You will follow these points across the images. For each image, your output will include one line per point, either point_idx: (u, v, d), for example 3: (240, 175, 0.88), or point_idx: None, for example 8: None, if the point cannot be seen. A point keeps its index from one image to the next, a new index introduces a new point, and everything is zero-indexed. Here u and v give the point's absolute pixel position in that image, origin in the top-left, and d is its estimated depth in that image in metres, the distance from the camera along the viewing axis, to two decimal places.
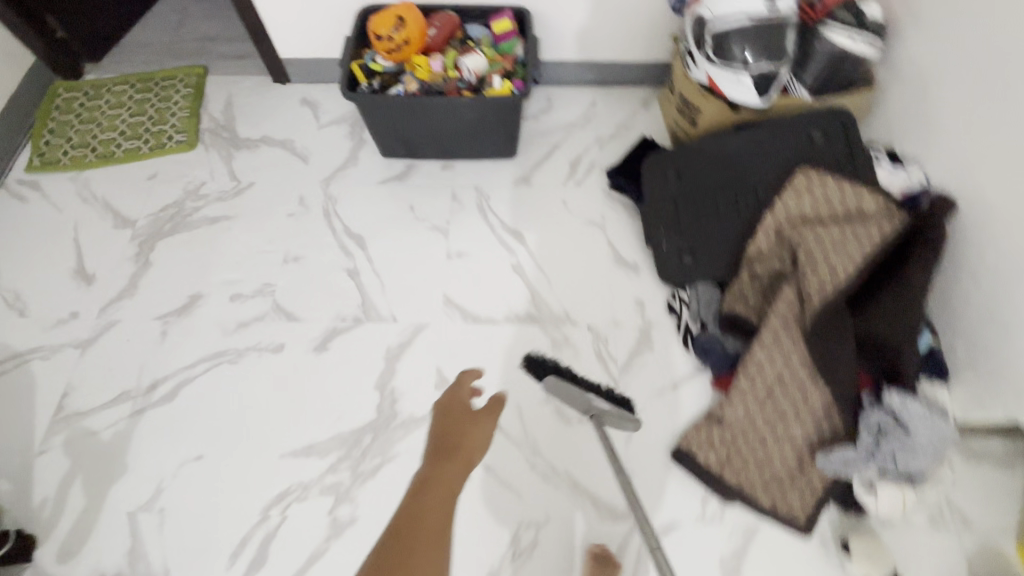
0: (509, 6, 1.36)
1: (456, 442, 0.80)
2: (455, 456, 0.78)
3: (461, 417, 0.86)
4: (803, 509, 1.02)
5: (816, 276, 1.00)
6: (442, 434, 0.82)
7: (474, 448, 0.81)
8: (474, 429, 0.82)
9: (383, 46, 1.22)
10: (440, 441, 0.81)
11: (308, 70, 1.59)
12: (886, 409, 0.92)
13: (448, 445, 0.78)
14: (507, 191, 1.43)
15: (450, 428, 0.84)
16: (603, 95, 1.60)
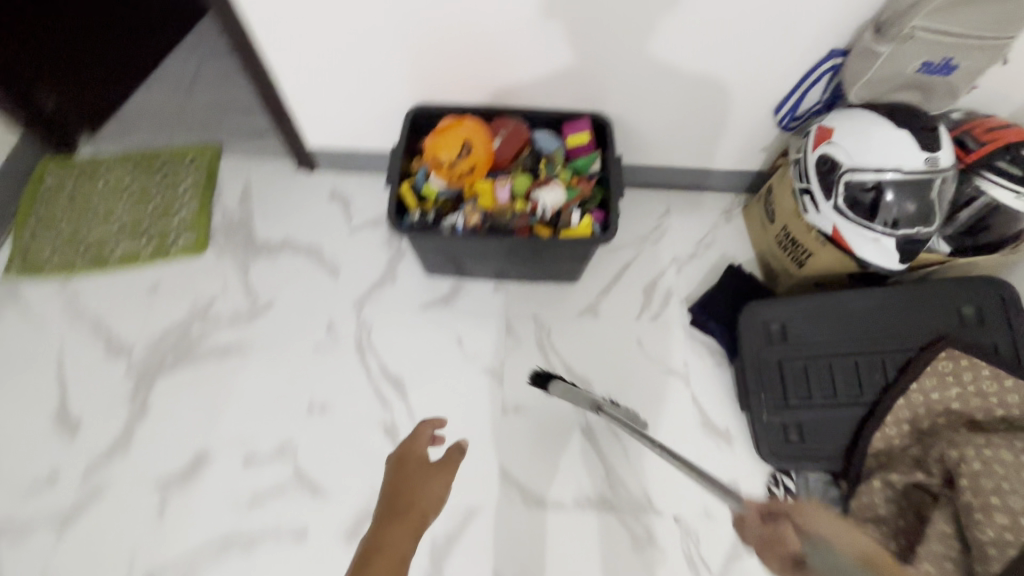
0: (586, 112, 1.14)
1: (415, 483, 0.77)
2: (415, 497, 0.74)
3: (414, 472, 0.79)
4: None
5: (994, 526, 0.80)
6: (396, 486, 0.77)
7: (425, 510, 0.73)
8: (426, 486, 0.77)
9: (443, 173, 1.01)
10: (393, 499, 0.74)
11: (341, 160, 1.37)
12: None
13: (401, 502, 0.73)
14: (570, 323, 1.23)
15: (405, 484, 0.77)
16: (679, 202, 1.38)
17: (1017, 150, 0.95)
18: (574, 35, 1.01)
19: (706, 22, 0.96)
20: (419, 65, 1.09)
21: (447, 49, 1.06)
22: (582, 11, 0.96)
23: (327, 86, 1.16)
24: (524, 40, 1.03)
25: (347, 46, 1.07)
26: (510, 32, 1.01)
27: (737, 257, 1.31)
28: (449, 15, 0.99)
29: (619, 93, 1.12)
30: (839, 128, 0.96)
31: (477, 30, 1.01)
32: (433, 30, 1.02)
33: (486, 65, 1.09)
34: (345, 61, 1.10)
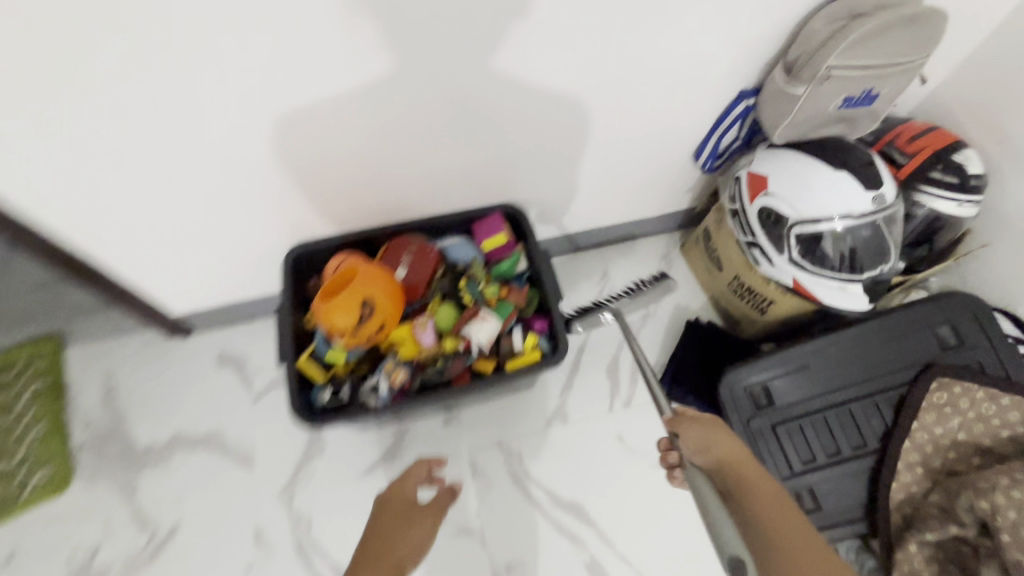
0: (495, 206, 0.98)
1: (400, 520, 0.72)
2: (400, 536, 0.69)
3: (403, 508, 0.74)
4: None
5: None
6: (374, 532, 0.70)
7: (401, 560, 0.67)
8: (406, 535, 0.70)
9: (347, 338, 0.82)
10: (364, 547, 0.68)
11: (218, 315, 1.12)
12: None
13: (382, 542, 0.68)
14: (540, 438, 1.06)
15: (383, 528, 0.70)
16: (615, 258, 1.26)
17: (945, 156, 0.90)
18: (464, 136, 0.84)
19: (611, 92, 0.83)
20: (282, 206, 0.88)
21: (314, 183, 0.85)
22: (467, 112, 0.80)
23: (173, 251, 0.91)
24: (406, 153, 0.85)
25: (183, 209, 0.83)
26: (386, 150, 0.83)
27: (691, 306, 1.20)
28: (307, 150, 0.79)
29: (528, 176, 0.97)
30: (775, 177, 0.87)
31: (345, 158, 0.82)
32: (290, 170, 0.81)
33: (365, 186, 0.89)
34: (186, 222, 0.86)
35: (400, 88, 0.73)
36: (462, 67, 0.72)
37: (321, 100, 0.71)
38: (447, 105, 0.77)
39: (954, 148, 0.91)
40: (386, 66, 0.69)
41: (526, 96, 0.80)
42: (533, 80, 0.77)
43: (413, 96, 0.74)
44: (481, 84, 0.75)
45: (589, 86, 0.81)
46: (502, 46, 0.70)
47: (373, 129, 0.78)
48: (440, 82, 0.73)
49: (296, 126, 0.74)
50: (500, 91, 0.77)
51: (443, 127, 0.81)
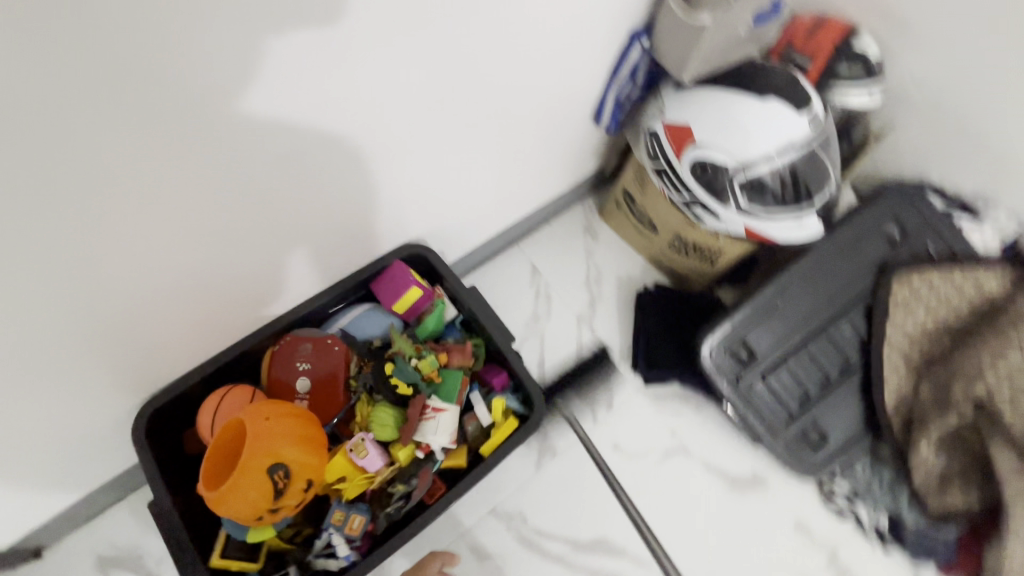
0: (392, 254, 0.78)
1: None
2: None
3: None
4: None
5: None
6: None
7: None
8: None
9: (267, 521, 0.58)
10: None
11: (72, 518, 0.80)
12: None
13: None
14: (536, 486, 0.92)
15: None
16: (539, 251, 1.10)
17: (845, 49, 0.83)
18: (332, 191, 0.61)
19: (499, 75, 0.64)
20: (101, 372, 0.59)
21: (139, 326, 0.58)
22: (326, 163, 0.57)
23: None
24: (260, 239, 0.60)
25: None
26: (230, 247, 0.58)
27: (633, 275, 1.09)
28: (110, 294, 0.52)
29: (424, 209, 0.76)
30: (699, 124, 0.76)
31: (171, 280, 0.56)
32: (84, 330, 0.53)
33: (216, 303, 0.63)
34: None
35: (221, 167, 0.48)
36: (303, 111, 0.49)
37: (98, 224, 0.45)
38: (297, 164, 0.54)
39: (850, 37, 0.84)
40: (189, 146, 0.44)
41: (400, 119, 0.58)
42: (403, 97, 0.56)
43: (244, 170, 0.50)
44: (337, 125, 0.53)
45: (473, 78, 0.61)
46: (352, 67, 0.48)
47: (199, 230, 0.53)
48: (277, 141, 0.50)
49: (72, 271, 0.47)
50: (365, 125, 0.55)
51: (299, 191, 0.58)
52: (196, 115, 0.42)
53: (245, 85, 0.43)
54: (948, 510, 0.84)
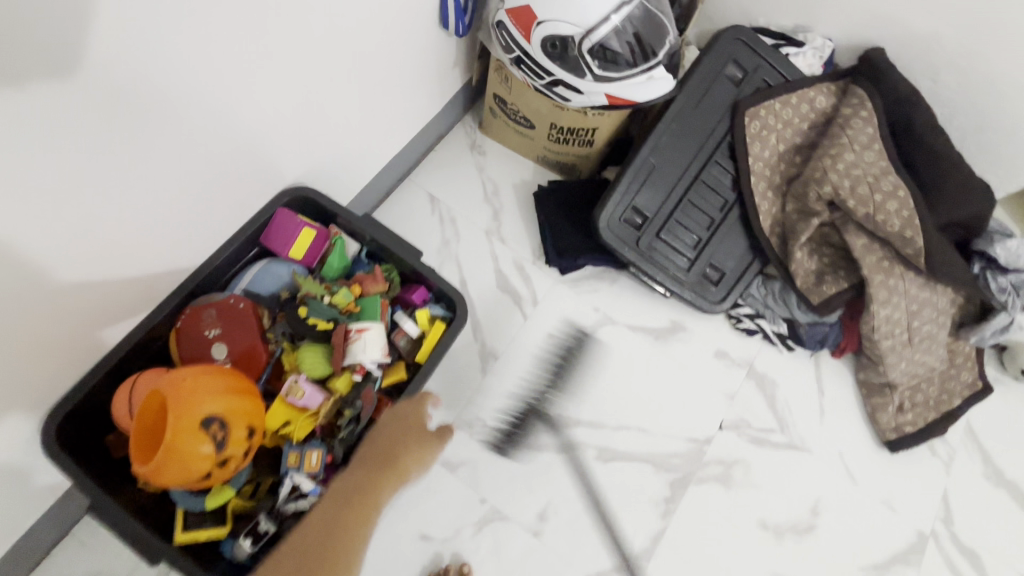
0: (274, 202, 0.75)
1: (363, 490, 0.59)
2: (356, 506, 0.58)
3: (395, 437, 0.64)
4: (977, 375, 1.03)
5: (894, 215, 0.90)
6: None
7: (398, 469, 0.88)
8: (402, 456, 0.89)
9: (218, 477, 0.58)
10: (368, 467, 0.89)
11: (16, 566, 0.75)
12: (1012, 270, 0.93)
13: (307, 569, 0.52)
14: (488, 391, 0.97)
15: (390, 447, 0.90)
16: (432, 178, 1.10)
17: None
18: (190, 146, 0.58)
19: None
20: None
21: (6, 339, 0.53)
22: (177, 106, 0.53)
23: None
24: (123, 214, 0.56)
25: None
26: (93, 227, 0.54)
27: (527, 178, 1.13)
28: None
29: (295, 149, 0.73)
30: (540, 4, 0.78)
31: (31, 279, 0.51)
32: None
33: (91, 297, 0.59)
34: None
35: (59, 127, 0.44)
36: (131, 43, 0.45)
37: None
38: (142, 119, 0.51)
39: None
40: (10, 110, 0.40)
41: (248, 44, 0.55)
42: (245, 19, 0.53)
43: (83, 131, 0.47)
44: (184, 56, 0.50)
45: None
46: None
47: (55, 208, 0.49)
48: (114, 90, 0.46)
49: None
50: (211, 56, 0.52)
51: (158, 149, 0.55)
52: (13, 74, 0.39)
53: (60, 19, 0.39)
54: (830, 299, 0.97)
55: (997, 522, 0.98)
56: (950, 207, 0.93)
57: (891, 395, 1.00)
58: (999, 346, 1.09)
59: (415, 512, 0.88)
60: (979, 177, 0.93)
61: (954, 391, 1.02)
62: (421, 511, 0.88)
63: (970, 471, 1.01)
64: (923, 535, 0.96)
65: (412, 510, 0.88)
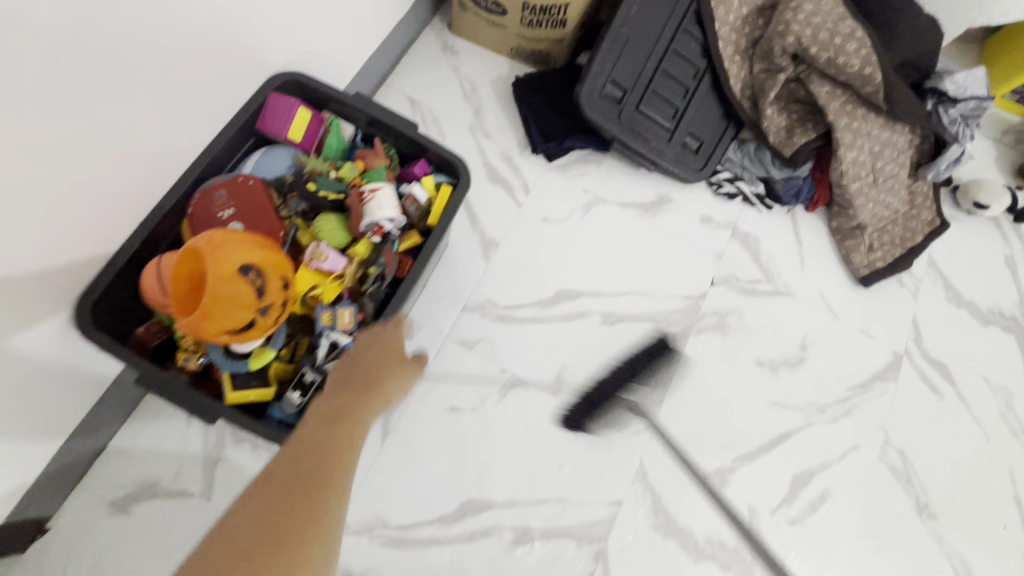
0: (266, 88, 0.76)
1: (346, 415, 0.55)
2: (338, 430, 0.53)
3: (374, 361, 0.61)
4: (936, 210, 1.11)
5: (854, 55, 0.96)
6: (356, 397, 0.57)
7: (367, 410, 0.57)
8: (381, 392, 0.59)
9: (260, 328, 0.60)
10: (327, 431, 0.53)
11: (67, 473, 0.78)
12: (962, 100, 1.02)
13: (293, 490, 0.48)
14: (492, 274, 1.01)
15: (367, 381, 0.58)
16: (409, 81, 1.11)
17: None
18: (174, 9, 0.59)
19: None
20: (22, 276, 0.56)
21: (30, 210, 0.54)
22: None
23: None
24: (124, 81, 0.58)
25: None
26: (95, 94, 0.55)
27: (503, 74, 1.14)
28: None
29: (277, 31, 0.74)
30: None
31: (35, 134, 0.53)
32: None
33: (101, 172, 0.60)
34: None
35: None
36: None
37: None
38: None
39: None
40: None
41: None
42: None
43: None
44: None
45: None
46: None
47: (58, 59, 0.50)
48: None
49: None
50: None
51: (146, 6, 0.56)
52: None
53: None
54: (800, 149, 1.04)
55: (962, 337, 1.09)
56: (903, 47, 0.99)
57: (861, 235, 1.08)
58: (952, 185, 1.18)
59: (439, 388, 0.93)
60: (926, 15, 0.99)
61: (916, 228, 1.11)
62: (444, 385, 0.94)
63: (935, 296, 1.11)
64: (897, 354, 1.06)
65: (435, 386, 0.93)
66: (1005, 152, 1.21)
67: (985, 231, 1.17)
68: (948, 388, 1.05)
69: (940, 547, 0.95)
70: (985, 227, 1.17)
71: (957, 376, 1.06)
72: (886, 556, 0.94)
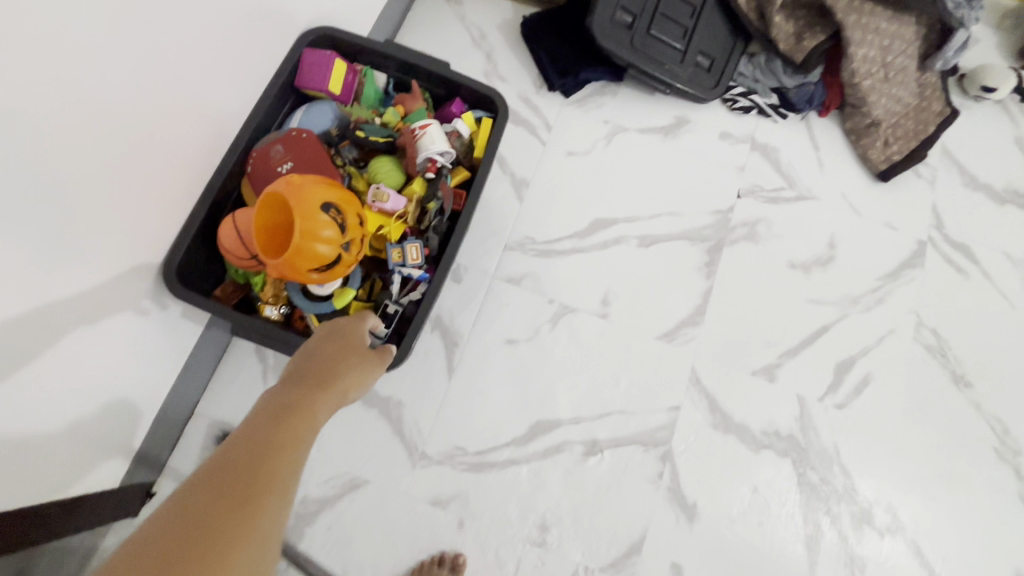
0: (301, 45, 0.79)
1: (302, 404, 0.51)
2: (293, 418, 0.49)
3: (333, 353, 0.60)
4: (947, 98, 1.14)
5: None
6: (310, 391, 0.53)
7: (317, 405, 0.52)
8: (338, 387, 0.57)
9: (345, 264, 0.65)
10: (273, 419, 0.48)
11: (164, 437, 0.83)
12: None
13: (241, 471, 0.41)
14: (527, 213, 1.05)
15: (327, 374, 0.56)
16: (418, 35, 1.12)
17: None
18: None
19: None
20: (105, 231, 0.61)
21: (102, 165, 0.58)
22: None
23: (50, 406, 0.60)
24: (164, 31, 0.60)
25: (34, 326, 0.55)
26: (140, 45, 0.58)
27: (509, 17, 1.15)
28: (50, 105, 0.51)
29: None
30: None
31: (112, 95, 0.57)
32: (72, 155, 0.54)
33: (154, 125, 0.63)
34: (17, 349, 0.54)
35: None
36: None
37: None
38: None
39: None
40: None
41: None
42: None
43: None
44: None
45: None
46: None
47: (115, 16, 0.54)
48: None
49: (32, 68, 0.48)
50: None
51: None
52: None
53: None
54: (811, 52, 1.06)
55: (982, 219, 1.13)
56: None
57: (876, 132, 1.11)
58: (958, 75, 1.21)
59: (493, 325, 0.98)
60: None
61: (928, 120, 1.13)
62: (497, 321, 0.98)
63: (952, 184, 1.15)
64: (922, 242, 1.11)
65: (490, 323, 0.98)
66: (1004, 36, 1.23)
67: (994, 115, 1.20)
68: (973, 269, 1.10)
69: (979, 413, 1.01)
70: (994, 111, 1.20)
71: (981, 256, 1.11)
72: (930, 426, 1.00)
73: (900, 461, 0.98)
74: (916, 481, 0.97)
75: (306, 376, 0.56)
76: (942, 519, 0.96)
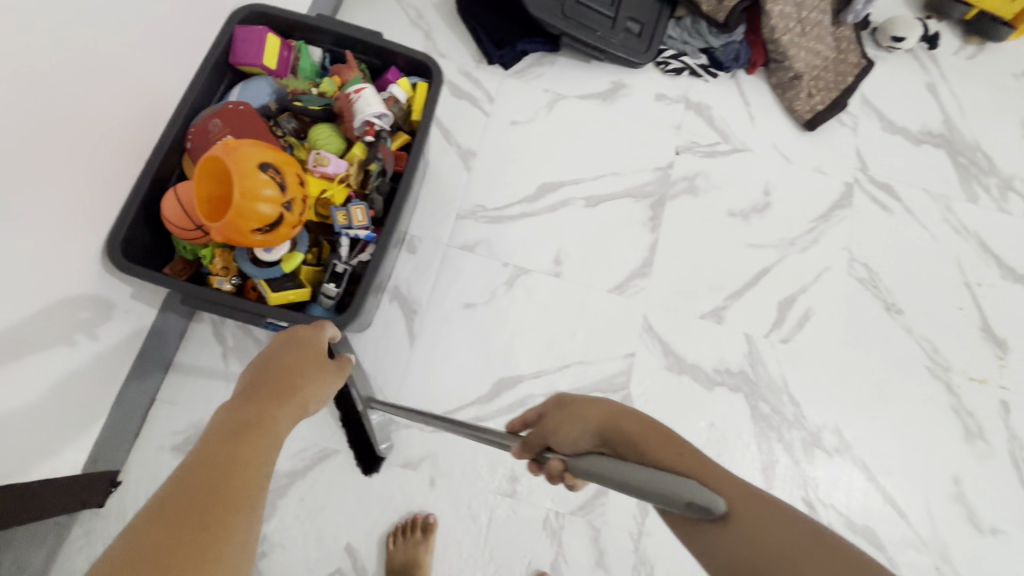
0: (233, 20, 0.79)
1: (261, 421, 0.49)
2: (253, 438, 0.47)
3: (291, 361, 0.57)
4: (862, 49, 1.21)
5: None
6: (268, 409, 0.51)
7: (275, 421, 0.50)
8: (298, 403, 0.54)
9: (287, 223, 0.67)
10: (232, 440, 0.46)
11: (125, 425, 0.83)
12: None
13: (201, 503, 0.40)
14: (476, 181, 1.08)
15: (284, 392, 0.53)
16: (355, 17, 1.13)
17: None
18: None
19: None
20: (46, 210, 0.61)
21: (38, 142, 0.58)
22: None
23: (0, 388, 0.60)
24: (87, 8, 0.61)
25: None
26: (63, 21, 0.58)
27: None
28: None
29: None
30: None
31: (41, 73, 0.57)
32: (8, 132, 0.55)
33: (84, 101, 0.63)
34: None
35: None
36: None
37: None
38: None
39: None
40: None
41: None
42: None
43: None
44: None
45: None
46: None
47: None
48: None
49: None
50: None
51: None
52: None
53: None
54: (732, 12, 1.11)
55: (902, 159, 1.21)
56: None
57: (799, 84, 1.18)
58: (871, 29, 1.29)
59: (451, 290, 1.01)
60: None
61: (846, 71, 1.20)
62: (454, 286, 1.01)
63: (872, 129, 1.23)
64: (848, 184, 1.18)
65: (447, 289, 1.00)
66: None
67: (907, 64, 1.28)
68: (896, 205, 1.18)
69: (911, 336, 1.09)
70: (906, 60, 1.29)
71: (903, 193, 1.19)
72: (867, 351, 1.07)
73: (842, 386, 1.05)
74: (858, 402, 1.04)
75: (266, 388, 0.53)
76: (884, 435, 1.03)
